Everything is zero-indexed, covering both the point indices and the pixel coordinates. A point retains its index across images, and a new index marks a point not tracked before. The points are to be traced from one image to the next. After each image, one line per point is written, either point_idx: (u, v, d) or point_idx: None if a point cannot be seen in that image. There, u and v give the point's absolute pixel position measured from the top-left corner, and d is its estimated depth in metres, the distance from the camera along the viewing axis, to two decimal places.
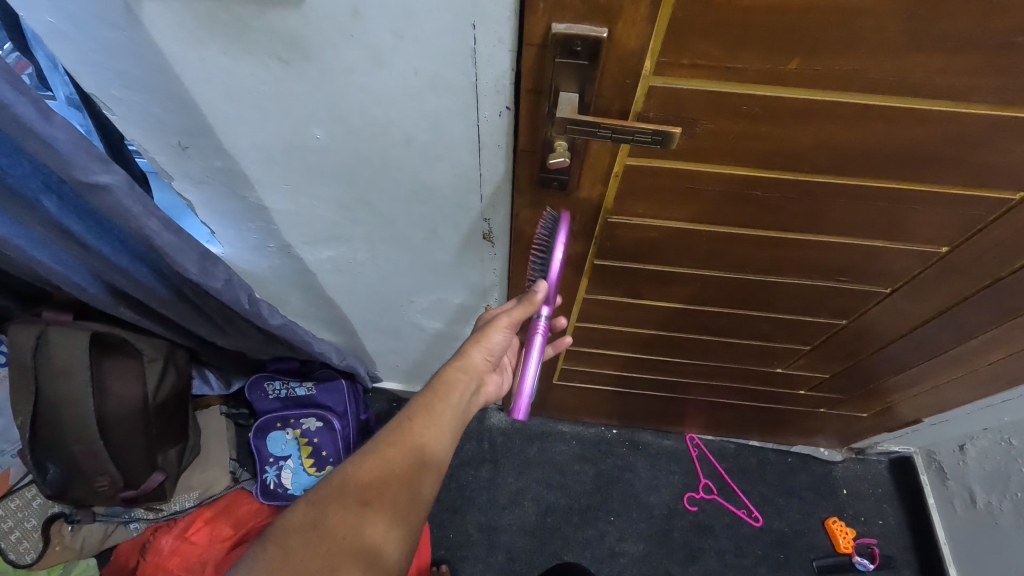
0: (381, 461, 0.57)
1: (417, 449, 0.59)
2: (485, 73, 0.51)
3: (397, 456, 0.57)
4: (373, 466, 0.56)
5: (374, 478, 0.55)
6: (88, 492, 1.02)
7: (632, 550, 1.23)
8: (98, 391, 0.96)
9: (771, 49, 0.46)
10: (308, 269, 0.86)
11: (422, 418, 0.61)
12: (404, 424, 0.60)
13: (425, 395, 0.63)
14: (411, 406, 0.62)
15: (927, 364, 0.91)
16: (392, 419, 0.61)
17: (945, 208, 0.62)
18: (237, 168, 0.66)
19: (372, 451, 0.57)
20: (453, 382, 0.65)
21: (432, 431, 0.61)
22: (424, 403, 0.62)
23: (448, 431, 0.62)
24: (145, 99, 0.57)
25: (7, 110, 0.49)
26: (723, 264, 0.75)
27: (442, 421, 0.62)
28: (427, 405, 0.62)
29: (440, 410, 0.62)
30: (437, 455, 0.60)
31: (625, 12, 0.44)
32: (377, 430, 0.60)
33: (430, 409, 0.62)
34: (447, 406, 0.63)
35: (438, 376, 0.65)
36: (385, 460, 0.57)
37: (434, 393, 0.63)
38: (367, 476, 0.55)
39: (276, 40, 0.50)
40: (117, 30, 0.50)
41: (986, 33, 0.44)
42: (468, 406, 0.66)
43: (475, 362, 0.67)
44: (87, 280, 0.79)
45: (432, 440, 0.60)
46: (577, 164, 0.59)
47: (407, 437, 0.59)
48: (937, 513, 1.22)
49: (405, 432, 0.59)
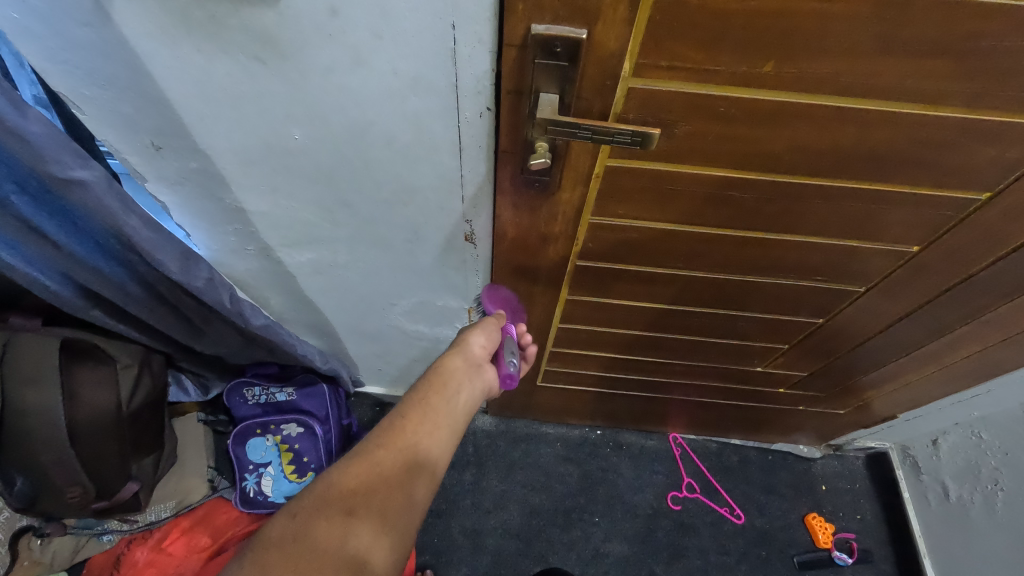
0: (371, 464, 0.56)
1: (408, 449, 0.58)
2: (465, 74, 0.51)
3: (388, 457, 0.57)
4: (365, 467, 0.55)
5: (362, 482, 0.54)
6: (58, 504, 0.99)
7: (617, 550, 1.23)
8: (69, 398, 0.93)
9: (746, 52, 0.47)
10: (288, 271, 0.84)
11: (416, 416, 0.61)
12: (398, 420, 0.61)
13: (419, 391, 0.65)
14: (405, 404, 0.63)
15: (900, 361, 0.94)
16: (386, 418, 0.61)
17: (915, 208, 0.64)
18: (213, 169, 0.65)
19: (364, 452, 0.57)
20: (448, 378, 0.67)
21: (426, 429, 0.61)
22: (418, 400, 0.63)
23: (442, 429, 0.62)
24: (116, 98, 0.56)
25: None
26: (702, 264, 0.76)
27: (436, 419, 0.62)
28: (421, 400, 0.63)
29: (434, 407, 0.63)
30: (431, 454, 0.59)
31: (604, 13, 0.45)
32: (369, 432, 0.60)
33: (424, 405, 0.63)
34: (440, 403, 0.64)
35: (432, 372, 0.68)
36: (377, 461, 0.56)
37: (427, 391, 0.64)
38: (358, 477, 0.55)
39: (251, 38, 0.49)
40: (88, 27, 0.49)
41: (951, 38, 0.45)
42: (464, 403, 0.67)
43: (471, 350, 0.72)
44: (58, 283, 0.76)
45: (425, 438, 0.60)
46: (558, 165, 0.59)
47: (400, 435, 0.59)
48: (912, 507, 1.25)
49: (398, 430, 0.60)
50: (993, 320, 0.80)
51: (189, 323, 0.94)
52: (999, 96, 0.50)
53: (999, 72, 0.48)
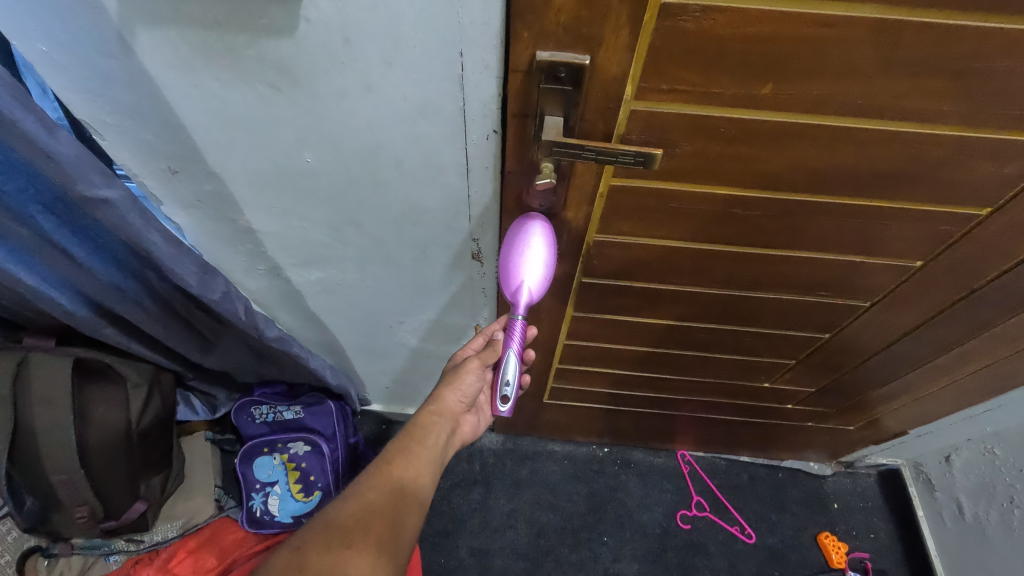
0: (361, 504, 0.59)
1: (395, 490, 0.62)
2: (472, 98, 0.53)
3: (376, 497, 0.60)
4: (356, 508, 0.59)
5: (354, 520, 0.58)
6: (67, 523, 1.00)
7: (627, 570, 1.22)
8: (79, 418, 0.94)
9: (745, 76, 0.49)
10: (298, 290, 0.86)
11: (400, 461, 0.65)
12: (382, 467, 0.64)
13: (402, 440, 0.67)
14: (390, 451, 0.66)
15: (909, 376, 0.93)
16: (371, 463, 0.65)
17: (917, 224, 0.64)
18: (226, 192, 0.67)
19: (353, 494, 0.61)
20: (428, 428, 0.69)
21: (411, 471, 0.64)
22: (401, 446, 0.66)
23: (425, 472, 0.65)
24: (135, 124, 0.58)
25: (15, 126, 0.52)
26: (706, 280, 0.76)
27: (419, 463, 0.65)
28: (404, 449, 0.66)
29: (416, 452, 0.66)
30: (416, 496, 0.63)
31: (606, 40, 0.46)
32: (357, 476, 0.64)
33: (407, 453, 0.66)
34: (423, 449, 0.67)
35: (412, 424, 0.69)
36: (367, 501, 0.60)
37: (410, 437, 0.67)
38: (350, 517, 0.58)
39: (268, 68, 0.51)
40: (110, 58, 0.51)
41: (946, 59, 0.46)
42: (444, 449, 0.70)
43: (449, 405, 0.71)
44: (74, 304, 0.78)
45: (410, 480, 0.63)
46: (563, 185, 0.61)
47: (386, 479, 0.62)
48: (927, 526, 1.22)
49: (384, 474, 0.63)
50: (1000, 335, 0.80)
51: (200, 341, 0.95)
52: (994, 116, 0.51)
53: (993, 92, 0.49)
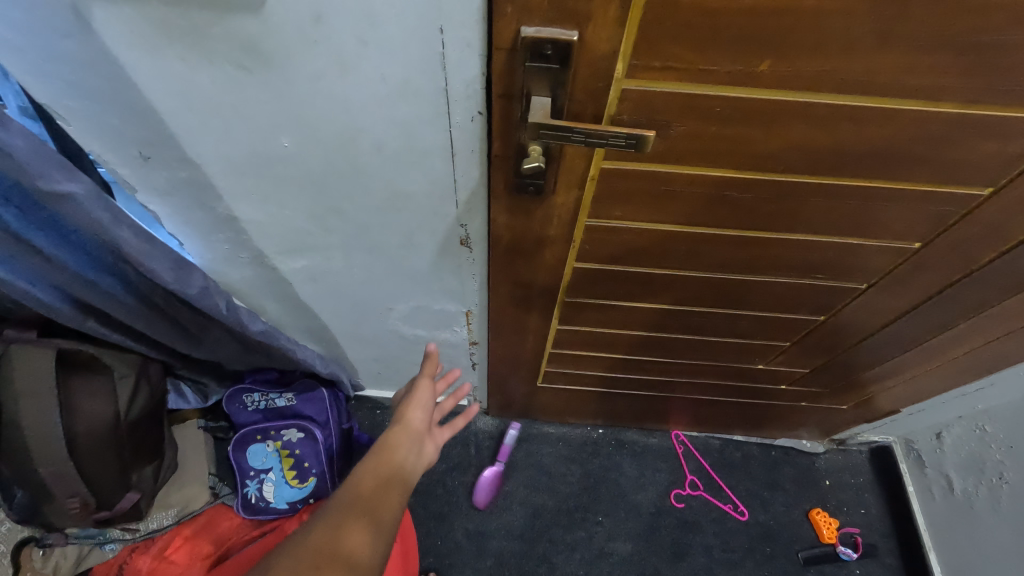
0: (326, 530, 0.55)
1: (363, 514, 0.58)
2: (454, 79, 0.50)
3: (342, 522, 0.56)
4: (323, 532, 0.55)
5: (320, 546, 0.53)
6: (60, 515, 1.00)
7: (621, 549, 1.23)
8: (66, 410, 0.92)
9: (741, 51, 0.46)
10: (284, 279, 0.84)
11: (365, 485, 0.62)
12: (348, 493, 0.61)
13: (368, 463, 0.65)
14: (356, 477, 0.63)
15: (903, 356, 0.93)
16: (337, 491, 0.61)
17: (916, 205, 0.62)
18: (203, 179, 0.64)
19: (319, 521, 0.56)
20: (394, 448, 0.68)
21: (377, 494, 0.61)
22: (368, 470, 0.64)
23: (392, 493, 0.62)
24: (102, 108, 0.55)
25: None
26: (701, 264, 0.74)
27: (386, 485, 0.63)
28: (371, 471, 0.64)
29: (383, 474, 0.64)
30: (384, 519, 0.59)
31: (594, 14, 0.44)
32: (321, 507, 0.60)
33: (372, 475, 0.63)
34: (389, 470, 0.65)
35: (378, 448, 0.68)
36: (333, 524, 0.56)
37: (376, 461, 0.65)
38: (316, 542, 0.53)
39: (237, 48, 0.48)
40: (67, 38, 0.48)
41: (951, 33, 0.44)
42: (412, 470, 0.67)
43: (415, 424, 0.73)
44: (51, 296, 0.76)
45: (377, 503, 0.60)
46: (553, 169, 0.58)
47: (353, 503, 0.59)
48: (917, 501, 1.24)
49: (350, 499, 0.59)
50: (996, 315, 0.79)
51: (185, 331, 0.94)
52: (1000, 92, 0.49)
53: (1000, 67, 0.46)
